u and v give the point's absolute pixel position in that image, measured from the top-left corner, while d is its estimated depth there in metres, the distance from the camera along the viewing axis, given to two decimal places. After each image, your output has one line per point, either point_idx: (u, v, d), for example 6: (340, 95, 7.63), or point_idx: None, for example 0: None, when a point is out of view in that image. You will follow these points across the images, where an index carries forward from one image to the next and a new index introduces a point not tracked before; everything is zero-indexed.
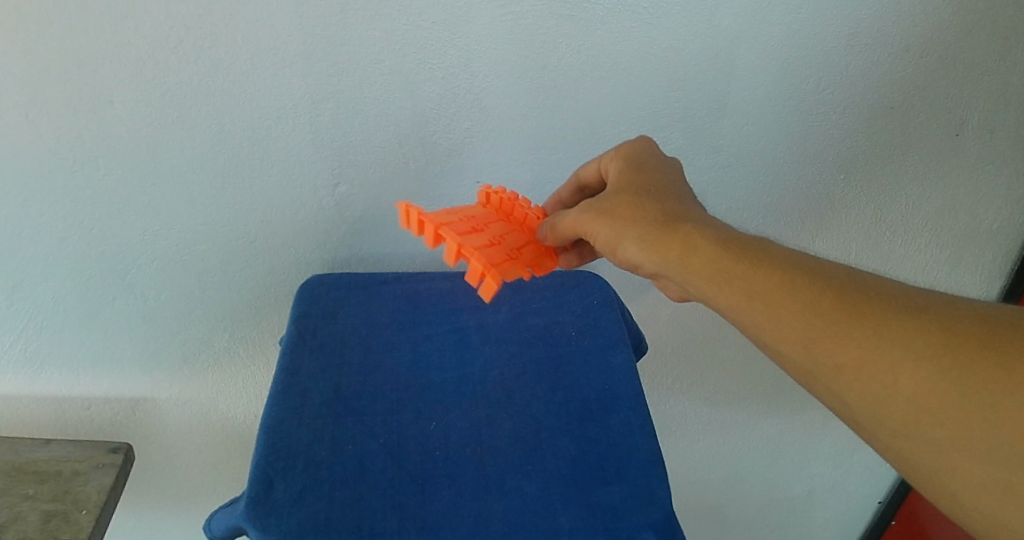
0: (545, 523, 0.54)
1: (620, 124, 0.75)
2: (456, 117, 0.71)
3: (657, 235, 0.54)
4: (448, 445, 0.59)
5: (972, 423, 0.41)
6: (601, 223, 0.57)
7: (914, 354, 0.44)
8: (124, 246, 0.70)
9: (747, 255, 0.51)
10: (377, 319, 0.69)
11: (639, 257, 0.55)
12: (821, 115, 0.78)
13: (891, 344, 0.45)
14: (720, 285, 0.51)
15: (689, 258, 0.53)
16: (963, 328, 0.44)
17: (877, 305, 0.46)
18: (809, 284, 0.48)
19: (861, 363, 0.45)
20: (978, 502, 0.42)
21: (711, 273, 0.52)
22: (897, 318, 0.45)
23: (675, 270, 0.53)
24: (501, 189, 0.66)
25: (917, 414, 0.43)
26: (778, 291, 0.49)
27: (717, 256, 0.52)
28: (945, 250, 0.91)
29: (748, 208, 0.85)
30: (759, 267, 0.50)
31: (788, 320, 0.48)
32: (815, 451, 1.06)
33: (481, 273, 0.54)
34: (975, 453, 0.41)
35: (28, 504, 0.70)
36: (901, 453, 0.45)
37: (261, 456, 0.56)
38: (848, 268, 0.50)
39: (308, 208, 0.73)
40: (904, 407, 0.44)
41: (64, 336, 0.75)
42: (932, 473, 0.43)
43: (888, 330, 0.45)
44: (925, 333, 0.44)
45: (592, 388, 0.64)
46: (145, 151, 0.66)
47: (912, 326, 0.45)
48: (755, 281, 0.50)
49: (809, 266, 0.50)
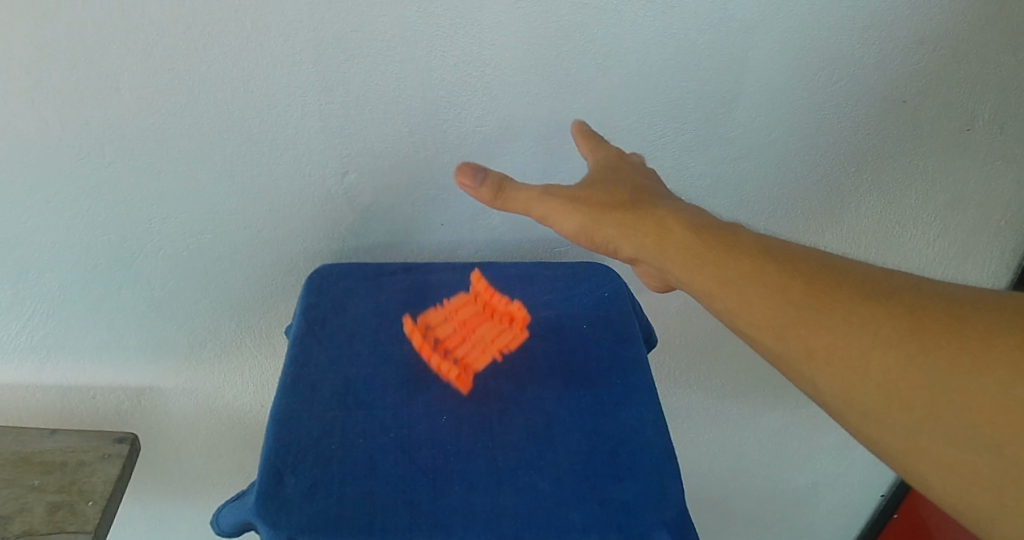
0: (557, 520, 0.52)
1: (633, 114, 0.74)
2: (466, 106, 0.70)
3: (633, 223, 0.55)
4: (459, 438, 0.57)
5: (939, 405, 0.44)
6: (573, 210, 0.56)
7: (880, 340, 0.46)
8: (129, 233, 0.70)
9: (722, 243, 0.52)
10: (387, 311, 0.68)
11: (618, 243, 0.55)
12: (835, 107, 0.77)
13: (862, 331, 0.46)
14: (696, 272, 0.52)
15: (665, 245, 0.53)
16: (927, 313, 0.46)
17: (846, 291, 0.48)
18: (782, 271, 0.50)
19: (833, 349, 0.47)
20: (942, 478, 0.44)
21: (688, 260, 0.52)
22: (865, 303, 0.47)
23: (652, 258, 0.54)
24: (483, 282, 0.68)
25: (886, 395, 0.45)
26: (754, 279, 0.50)
27: (694, 244, 0.53)
28: (954, 244, 0.90)
29: (761, 199, 0.84)
30: (735, 254, 0.51)
31: (764, 306, 0.50)
32: (821, 444, 1.05)
33: (458, 375, 0.62)
34: (943, 435, 0.44)
35: (33, 495, 0.69)
36: (870, 434, 0.47)
37: (271, 450, 0.54)
38: (820, 253, 0.52)
39: (316, 196, 0.72)
40: (872, 390, 0.46)
41: (70, 323, 0.74)
42: (899, 451, 0.46)
43: (857, 318, 0.47)
44: (892, 320, 0.46)
45: (604, 382, 0.63)
46: (151, 138, 0.65)
47: (879, 312, 0.47)
48: (731, 268, 0.51)
49: (783, 253, 0.51)
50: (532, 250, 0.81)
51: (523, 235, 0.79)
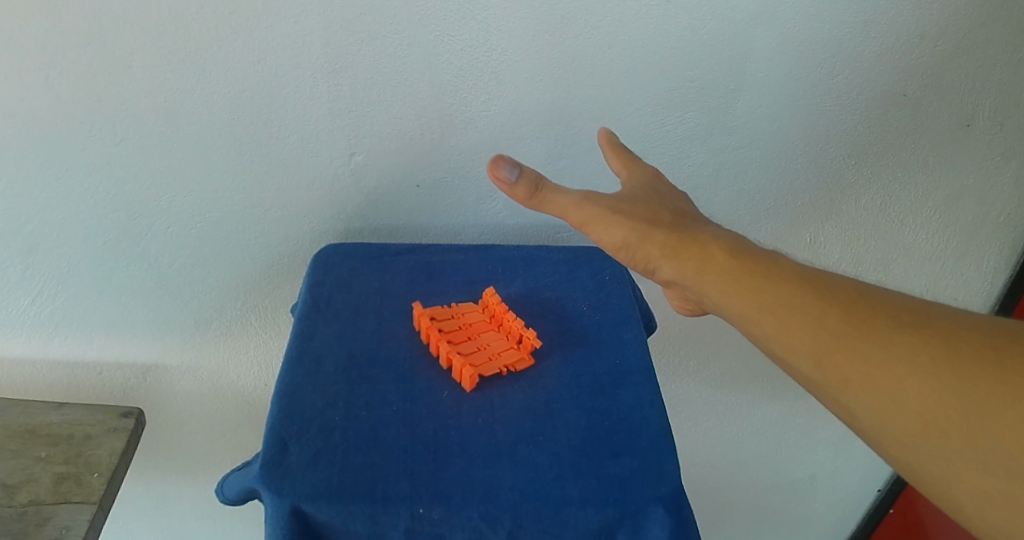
0: (555, 493, 0.53)
1: (636, 102, 0.75)
2: (473, 90, 0.71)
3: (671, 242, 0.55)
4: (460, 413, 0.58)
5: (981, 441, 0.41)
6: (609, 222, 0.55)
7: (916, 366, 0.43)
8: (138, 210, 0.71)
9: (758, 267, 0.52)
10: (391, 290, 0.69)
11: (656, 263, 0.55)
12: (836, 99, 0.78)
13: (895, 357, 0.44)
14: (731, 294, 0.51)
15: (703, 266, 0.53)
16: (964, 341, 0.43)
17: (881, 319, 0.46)
18: (818, 296, 0.49)
19: (868, 376, 0.45)
20: (983, 512, 0.40)
21: (723, 282, 0.52)
22: (900, 331, 0.45)
23: (690, 277, 0.54)
24: (495, 296, 0.68)
25: (921, 425, 0.43)
26: (787, 303, 0.49)
27: (731, 268, 0.52)
28: (953, 239, 0.91)
29: (762, 189, 0.84)
30: (769, 278, 0.51)
31: (796, 331, 0.48)
32: (818, 435, 1.06)
33: (460, 370, 0.60)
34: (981, 470, 0.40)
35: (40, 466, 0.70)
36: (908, 465, 0.44)
37: (275, 420, 0.55)
38: (858, 282, 0.50)
39: (323, 178, 0.73)
40: (907, 419, 0.43)
41: (78, 299, 0.75)
42: (937, 484, 0.42)
43: (895, 346, 0.45)
44: (928, 347, 0.44)
45: (603, 362, 0.64)
46: (163, 116, 0.66)
47: (916, 339, 0.45)
48: (765, 292, 0.50)
49: (820, 279, 0.50)
50: (535, 236, 0.82)
51: (526, 221, 0.81)
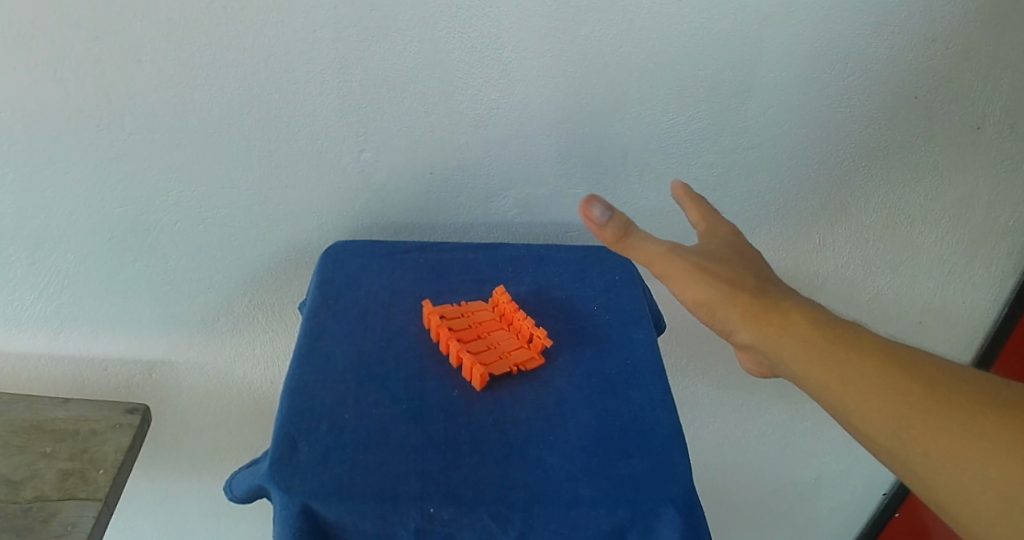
0: (566, 493, 0.53)
1: (647, 101, 0.75)
2: (483, 87, 0.71)
3: (753, 306, 0.53)
4: (471, 412, 0.58)
5: None
6: (696, 277, 0.53)
7: (1001, 444, 0.44)
8: (146, 206, 0.71)
9: (840, 337, 0.51)
10: (400, 288, 0.68)
11: (736, 327, 0.53)
12: (847, 100, 0.78)
13: (979, 435, 0.45)
14: (813, 363, 0.51)
15: (784, 333, 0.52)
16: None
17: (962, 395, 0.47)
18: (899, 369, 0.49)
19: (949, 452, 0.45)
20: None
21: (805, 350, 0.51)
22: (983, 408, 0.46)
23: (769, 342, 0.52)
24: (505, 294, 0.67)
25: (1005, 504, 0.43)
26: (870, 375, 0.49)
27: (813, 337, 0.51)
28: (963, 242, 0.90)
29: (772, 190, 0.84)
30: (851, 349, 0.50)
31: (878, 404, 0.48)
32: (824, 437, 1.06)
33: (470, 369, 0.60)
34: None
35: (45, 462, 0.69)
36: None
37: (284, 417, 0.55)
38: (934, 356, 0.51)
39: (332, 174, 0.72)
40: (991, 497, 0.43)
41: (84, 294, 0.75)
42: None
43: (978, 425, 0.45)
44: (1013, 427, 0.44)
45: (614, 362, 0.63)
46: (172, 111, 0.66)
47: (1000, 418, 0.45)
48: (846, 363, 0.50)
49: (900, 352, 0.50)
50: (544, 235, 0.82)
51: (535, 219, 0.80)
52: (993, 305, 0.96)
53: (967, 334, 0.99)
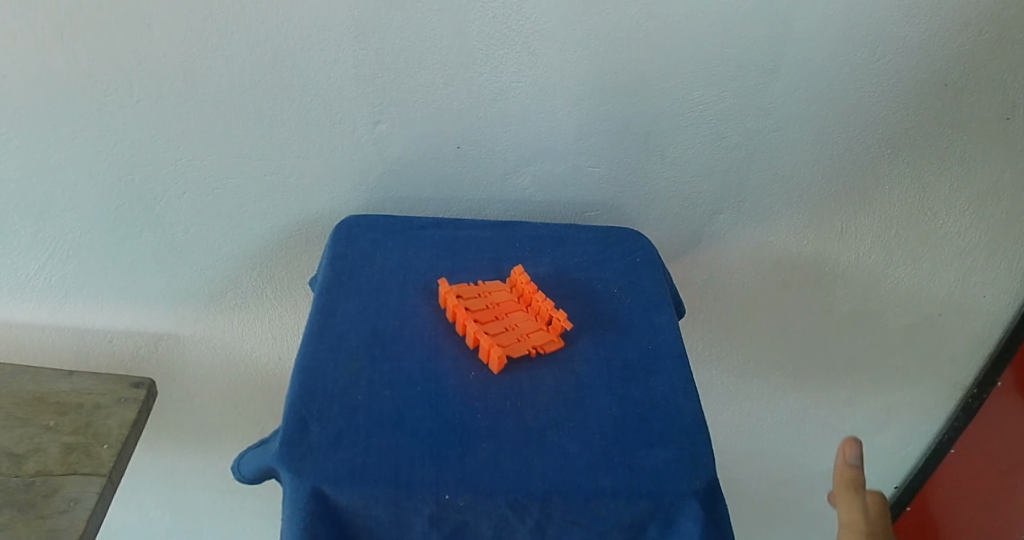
0: (587, 483, 0.51)
1: (672, 79, 0.72)
2: (504, 60, 0.68)
3: None
4: (488, 396, 0.56)
5: None
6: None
7: None
8: (154, 175, 0.68)
9: None
10: (416, 266, 0.66)
11: None
12: (879, 83, 0.75)
13: None
14: None
15: None
16: None
17: None
18: None
19: None
20: None
21: None
22: None
23: None
24: (524, 275, 0.65)
25: None
26: None
27: None
28: (990, 235, 0.88)
29: (798, 176, 0.81)
30: None
31: None
32: (838, 428, 1.04)
33: (487, 350, 0.58)
34: None
35: (48, 435, 0.68)
36: None
37: (295, 397, 0.53)
38: None
39: (345, 147, 0.70)
40: None
41: (90, 265, 0.73)
42: None
43: None
44: None
45: (636, 347, 0.61)
46: (181, 78, 0.63)
47: None
48: None
49: None
50: (561, 214, 0.79)
51: (554, 199, 0.78)
52: (1015, 301, 0.94)
53: (986, 332, 0.96)
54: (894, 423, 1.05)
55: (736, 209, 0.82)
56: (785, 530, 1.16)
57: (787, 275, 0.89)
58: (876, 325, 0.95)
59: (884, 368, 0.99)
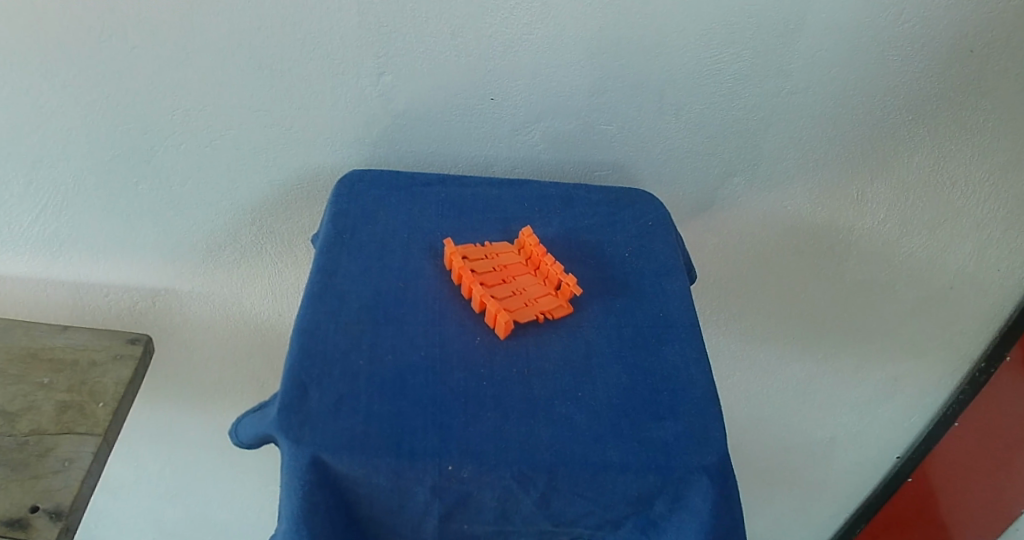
0: (595, 456, 0.49)
1: (692, 34, 0.68)
2: (515, 10, 0.64)
3: None
4: (494, 363, 0.54)
5: None
6: None
7: None
8: (149, 125, 0.65)
9: None
10: (420, 225, 0.64)
11: None
12: (910, 44, 0.71)
13: None
14: None
15: None
16: None
17: None
18: None
19: None
20: None
21: None
22: None
23: None
24: (533, 237, 0.63)
25: None
26: None
27: None
28: (1012, 206, 0.85)
29: (820, 139, 0.77)
30: None
31: None
32: (845, 397, 1.03)
33: (494, 315, 0.56)
34: None
35: (42, 393, 0.66)
36: None
37: (295, 361, 0.51)
38: None
39: (348, 99, 0.67)
40: None
41: (85, 217, 0.71)
42: None
43: None
44: None
45: (646, 314, 0.59)
46: (176, 23, 0.60)
47: None
48: None
49: None
50: (572, 173, 0.76)
51: (564, 157, 0.75)
52: None
53: (1002, 304, 0.93)
54: (903, 393, 1.03)
55: (753, 172, 0.79)
56: (785, 496, 1.16)
57: (803, 241, 0.86)
58: (890, 294, 0.93)
59: (896, 338, 0.97)
